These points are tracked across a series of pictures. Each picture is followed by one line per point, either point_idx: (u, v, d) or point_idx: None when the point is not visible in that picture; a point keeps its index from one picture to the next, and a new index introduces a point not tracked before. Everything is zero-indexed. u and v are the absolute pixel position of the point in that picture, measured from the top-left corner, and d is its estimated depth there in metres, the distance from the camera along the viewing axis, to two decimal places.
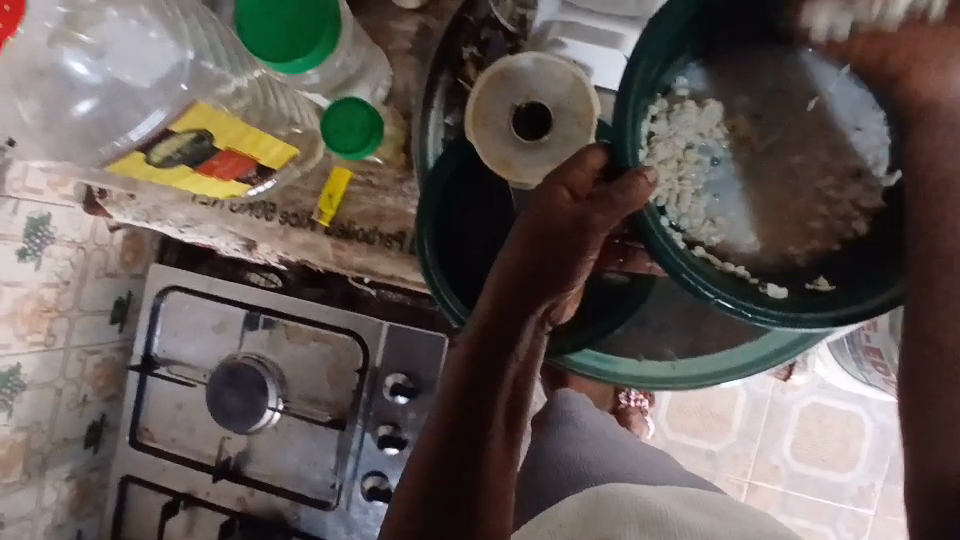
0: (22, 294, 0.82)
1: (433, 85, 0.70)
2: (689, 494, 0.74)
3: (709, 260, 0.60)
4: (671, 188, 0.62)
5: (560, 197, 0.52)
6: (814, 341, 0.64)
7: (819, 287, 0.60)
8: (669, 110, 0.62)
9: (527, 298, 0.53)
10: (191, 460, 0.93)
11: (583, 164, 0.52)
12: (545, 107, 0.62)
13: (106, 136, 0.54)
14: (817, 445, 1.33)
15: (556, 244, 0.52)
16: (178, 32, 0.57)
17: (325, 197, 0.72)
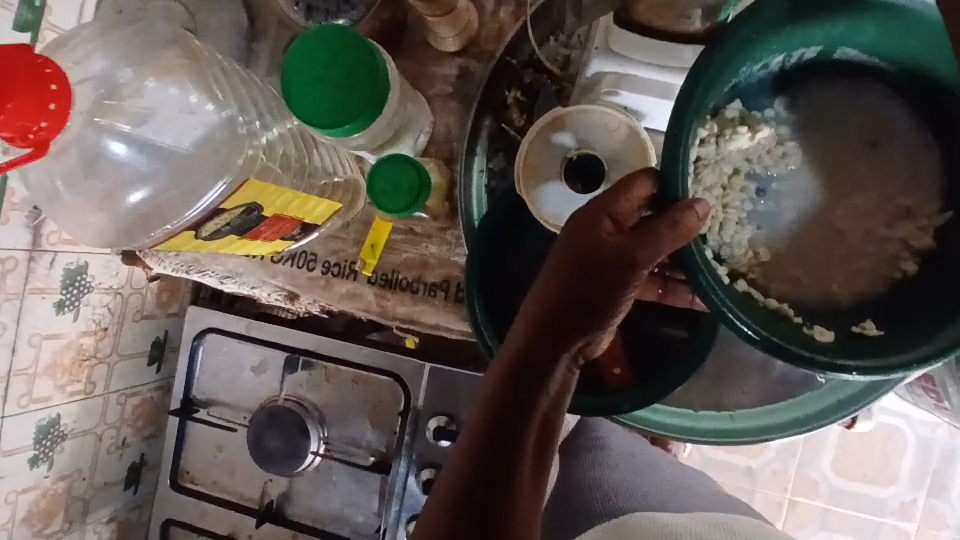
0: (61, 345, 0.81)
1: (477, 130, 0.68)
2: (714, 518, 0.70)
3: (751, 295, 0.53)
4: (715, 216, 0.55)
5: (602, 224, 0.44)
6: (881, 393, 0.63)
7: (866, 331, 0.53)
8: (718, 136, 0.53)
9: (560, 337, 0.43)
10: (234, 502, 0.92)
11: (628, 193, 0.45)
12: (597, 159, 0.60)
13: (153, 207, 0.53)
14: (857, 459, 1.30)
15: (599, 271, 0.43)
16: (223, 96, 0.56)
17: (367, 247, 0.71)
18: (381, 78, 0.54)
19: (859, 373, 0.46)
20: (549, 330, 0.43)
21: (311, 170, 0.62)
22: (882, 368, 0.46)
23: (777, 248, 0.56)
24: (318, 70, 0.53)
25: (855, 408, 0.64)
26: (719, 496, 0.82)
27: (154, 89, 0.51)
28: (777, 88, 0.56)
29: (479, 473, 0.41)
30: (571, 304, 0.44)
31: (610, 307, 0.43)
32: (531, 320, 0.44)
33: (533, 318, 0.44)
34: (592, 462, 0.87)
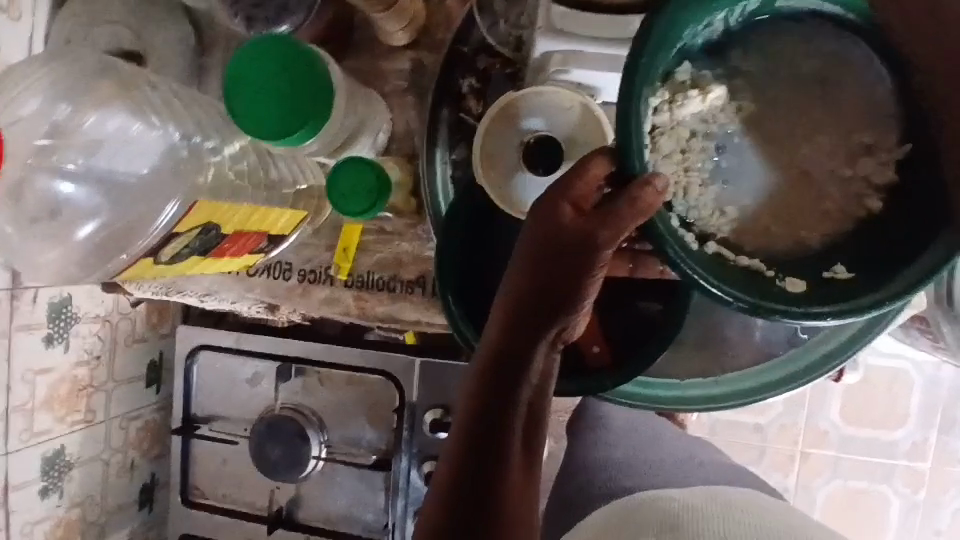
0: (56, 378, 0.82)
1: (436, 122, 0.67)
2: (724, 497, 0.66)
3: (721, 255, 0.52)
4: (680, 180, 0.53)
5: (561, 210, 0.44)
6: (866, 339, 0.63)
7: (838, 276, 0.52)
8: (671, 102, 0.52)
9: (533, 326, 0.45)
10: (244, 512, 0.93)
11: (583, 174, 0.44)
12: (556, 140, 0.59)
13: (115, 240, 0.52)
14: (865, 404, 1.30)
15: (561, 260, 0.44)
16: (173, 113, 0.56)
17: (339, 251, 0.71)
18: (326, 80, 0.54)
19: (833, 318, 0.46)
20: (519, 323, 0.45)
21: (276, 181, 0.61)
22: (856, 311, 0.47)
23: (747, 212, 0.54)
24: (267, 81, 0.52)
25: (838, 362, 0.64)
26: (726, 466, 0.82)
27: (97, 121, 0.51)
28: (730, 42, 0.55)
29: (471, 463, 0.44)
30: (540, 294, 0.45)
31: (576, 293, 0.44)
32: (504, 314, 0.45)
33: (506, 310, 0.46)
34: (593, 441, 0.87)
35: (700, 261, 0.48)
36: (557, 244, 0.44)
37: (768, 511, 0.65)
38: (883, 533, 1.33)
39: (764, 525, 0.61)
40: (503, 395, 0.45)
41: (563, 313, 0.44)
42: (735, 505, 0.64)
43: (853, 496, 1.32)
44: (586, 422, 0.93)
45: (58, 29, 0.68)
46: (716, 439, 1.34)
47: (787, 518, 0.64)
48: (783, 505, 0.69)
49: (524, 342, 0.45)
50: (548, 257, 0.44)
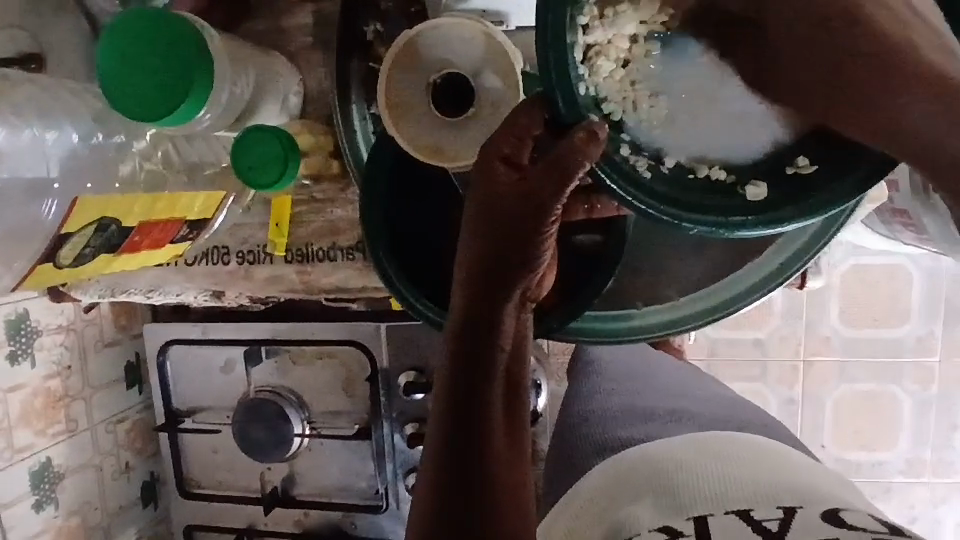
0: (28, 393, 0.82)
1: (346, 74, 0.62)
2: (724, 452, 0.64)
3: (681, 169, 0.44)
4: (626, 95, 0.44)
5: (497, 171, 0.43)
6: (820, 243, 0.59)
7: (800, 168, 0.44)
8: (603, 16, 0.41)
9: (495, 296, 0.45)
10: (241, 497, 0.94)
11: (515, 127, 0.42)
12: (464, 77, 0.55)
13: (18, 242, 0.48)
14: (866, 305, 1.26)
15: (507, 221, 0.43)
16: (59, 109, 0.48)
17: (273, 227, 0.68)
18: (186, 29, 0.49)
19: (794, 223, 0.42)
20: (481, 290, 0.45)
21: (191, 165, 0.58)
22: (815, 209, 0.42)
23: (705, 124, 0.45)
24: (130, 58, 0.48)
25: (802, 265, 0.60)
26: (714, 401, 0.82)
27: None
28: None
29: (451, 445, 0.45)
30: (495, 263, 0.44)
31: (529, 252, 0.43)
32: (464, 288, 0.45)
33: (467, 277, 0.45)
34: (582, 396, 0.88)
35: (649, 184, 0.42)
36: (500, 211, 0.43)
37: (774, 462, 0.63)
38: (896, 432, 1.30)
39: (765, 477, 0.59)
40: (477, 369, 0.46)
41: (523, 274, 0.44)
42: (735, 461, 0.62)
43: (861, 398, 1.30)
44: (583, 371, 0.93)
45: None
46: (715, 361, 1.31)
47: (787, 465, 0.63)
48: (779, 448, 0.67)
49: (489, 314, 0.45)
50: (496, 225, 0.44)
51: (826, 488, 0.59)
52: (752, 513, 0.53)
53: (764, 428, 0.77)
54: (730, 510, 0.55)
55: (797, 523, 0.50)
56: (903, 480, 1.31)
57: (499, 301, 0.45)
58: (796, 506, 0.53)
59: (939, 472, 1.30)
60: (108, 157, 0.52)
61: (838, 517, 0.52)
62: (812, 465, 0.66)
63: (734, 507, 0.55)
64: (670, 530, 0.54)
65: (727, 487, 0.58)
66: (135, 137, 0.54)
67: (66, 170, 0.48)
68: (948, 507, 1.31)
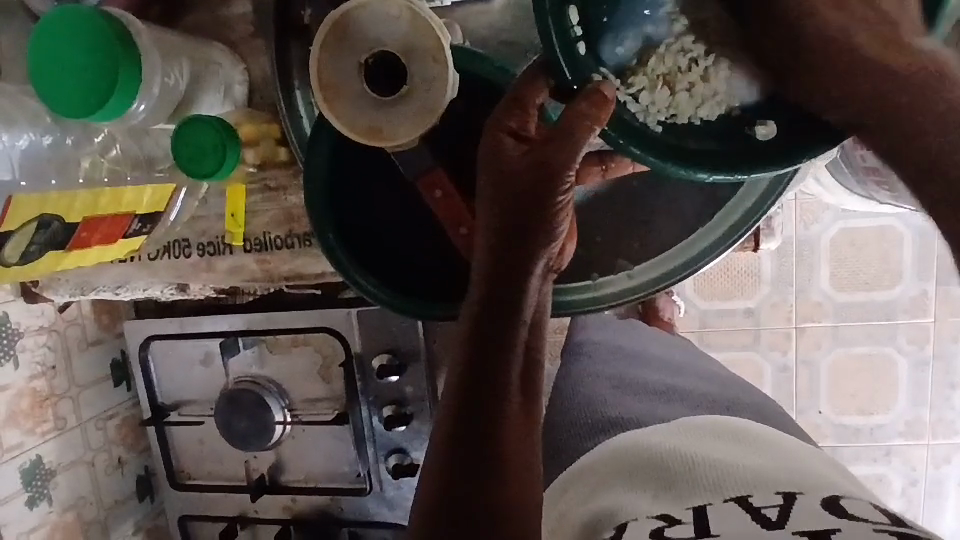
0: (13, 394, 0.84)
1: (286, 62, 0.63)
2: (738, 447, 0.58)
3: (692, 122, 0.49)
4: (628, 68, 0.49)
5: (506, 144, 0.48)
6: (777, 197, 0.59)
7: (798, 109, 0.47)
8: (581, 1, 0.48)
9: (516, 263, 0.48)
10: (230, 485, 0.96)
11: (524, 101, 0.49)
12: (395, 55, 0.54)
13: None
14: (857, 268, 1.19)
15: (524, 194, 0.47)
16: (5, 119, 0.51)
17: (229, 218, 0.68)
18: (75, 17, 0.49)
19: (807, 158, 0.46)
20: (505, 257, 0.48)
21: (149, 158, 0.60)
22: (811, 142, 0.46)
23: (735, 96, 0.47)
24: (61, 53, 0.49)
25: (755, 221, 0.60)
26: (703, 378, 0.82)
27: None
28: None
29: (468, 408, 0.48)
30: (514, 232, 0.48)
31: (548, 224, 0.48)
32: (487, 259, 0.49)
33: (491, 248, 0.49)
34: (565, 377, 0.86)
35: (642, 132, 0.48)
36: (515, 180, 0.47)
37: (790, 459, 0.57)
38: (894, 395, 1.24)
39: (764, 465, 0.54)
40: (497, 337, 0.49)
41: (542, 248, 0.49)
42: (743, 453, 0.57)
43: (856, 363, 1.23)
44: (571, 350, 0.91)
45: None
46: (708, 333, 1.24)
47: (791, 456, 0.58)
48: (804, 445, 0.63)
49: (509, 282, 0.49)
50: (509, 195, 0.47)
51: (832, 479, 0.53)
52: (750, 500, 0.48)
53: (751, 409, 0.74)
54: (729, 497, 0.50)
55: (798, 509, 0.46)
56: (903, 442, 1.25)
57: (523, 271, 0.49)
58: (795, 492, 0.49)
59: (939, 433, 1.24)
60: (61, 160, 0.55)
61: (838, 504, 0.47)
62: (813, 454, 0.61)
63: (733, 495, 0.50)
64: (668, 516, 0.49)
65: (728, 472, 0.53)
66: (94, 133, 0.57)
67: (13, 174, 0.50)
68: (950, 468, 1.25)
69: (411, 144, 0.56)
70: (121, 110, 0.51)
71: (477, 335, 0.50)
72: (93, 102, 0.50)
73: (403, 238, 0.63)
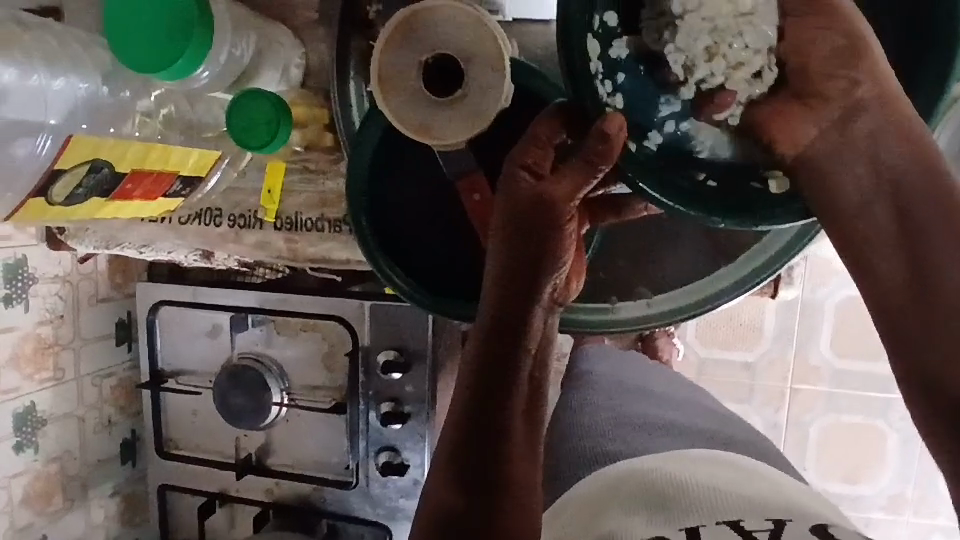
0: (19, 337, 0.85)
1: (344, 51, 0.65)
2: (731, 473, 0.60)
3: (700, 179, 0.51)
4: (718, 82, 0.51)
5: (522, 179, 0.52)
6: (800, 248, 0.60)
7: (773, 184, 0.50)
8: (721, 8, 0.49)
9: (522, 292, 0.53)
10: (216, 461, 0.96)
11: (537, 139, 0.52)
12: (453, 58, 0.56)
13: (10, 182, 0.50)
14: (858, 337, 1.20)
15: (532, 226, 0.52)
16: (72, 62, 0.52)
17: (265, 193, 0.70)
18: None
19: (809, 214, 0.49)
20: (513, 283, 0.53)
21: (198, 123, 0.62)
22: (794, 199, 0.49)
23: (763, 116, 0.50)
24: (153, 21, 0.51)
25: (776, 267, 0.61)
26: (704, 417, 0.82)
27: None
28: None
29: (479, 422, 0.53)
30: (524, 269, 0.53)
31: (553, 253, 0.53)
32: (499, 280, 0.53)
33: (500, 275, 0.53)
34: (566, 405, 0.87)
35: (655, 169, 0.51)
36: (530, 220, 0.52)
37: (780, 487, 0.59)
38: (880, 468, 1.24)
39: (760, 494, 0.55)
40: (505, 358, 0.53)
41: (544, 275, 0.53)
42: (735, 480, 0.58)
43: (848, 431, 1.23)
44: (573, 378, 0.92)
45: None
46: (704, 380, 1.25)
47: (780, 487, 0.59)
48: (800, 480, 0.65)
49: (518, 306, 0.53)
50: (522, 230, 0.52)
51: (811, 505, 0.55)
52: (742, 524, 0.50)
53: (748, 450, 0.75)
54: (721, 521, 0.51)
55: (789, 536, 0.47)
56: (882, 516, 1.25)
57: (531, 298, 0.53)
58: (784, 519, 0.51)
59: (919, 512, 1.24)
60: (115, 109, 0.56)
61: (826, 531, 0.49)
62: (802, 489, 0.61)
63: (724, 519, 0.51)
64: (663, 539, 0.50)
65: (716, 498, 0.54)
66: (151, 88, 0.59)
67: (74, 116, 0.52)
68: None
69: (458, 147, 0.58)
70: (195, 67, 0.53)
71: (488, 351, 0.54)
72: (172, 57, 0.51)
73: (434, 238, 0.64)
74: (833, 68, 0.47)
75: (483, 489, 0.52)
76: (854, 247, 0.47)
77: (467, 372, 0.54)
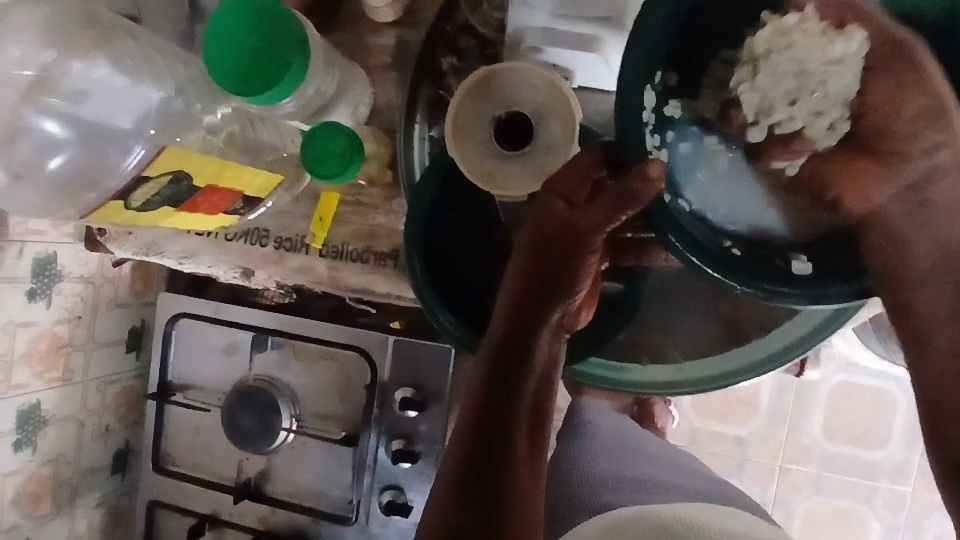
0: (36, 333, 0.83)
1: (415, 96, 0.68)
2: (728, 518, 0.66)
3: (733, 249, 0.50)
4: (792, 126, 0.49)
5: (554, 207, 0.54)
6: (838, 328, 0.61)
7: (802, 265, 0.49)
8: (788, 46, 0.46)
9: (537, 309, 0.55)
10: (213, 482, 0.94)
11: (575, 170, 0.53)
12: (525, 116, 0.60)
13: (91, 184, 0.53)
14: (849, 422, 1.22)
15: (554, 250, 0.55)
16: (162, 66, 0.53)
17: (316, 220, 0.72)
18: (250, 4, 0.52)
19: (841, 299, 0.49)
20: (531, 299, 0.56)
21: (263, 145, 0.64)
22: (832, 282, 0.49)
23: (833, 169, 0.51)
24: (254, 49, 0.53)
25: (809, 347, 0.63)
26: (702, 474, 0.84)
27: (83, 70, 0.51)
28: None
29: (486, 431, 0.52)
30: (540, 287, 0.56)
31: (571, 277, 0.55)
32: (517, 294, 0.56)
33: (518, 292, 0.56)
34: (561, 455, 0.87)
35: (688, 228, 0.49)
36: (552, 242, 0.55)
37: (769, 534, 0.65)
38: None
39: None
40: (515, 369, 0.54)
41: (559, 298, 0.56)
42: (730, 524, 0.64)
43: (832, 515, 1.24)
44: (572, 429, 0.92)
45: None
46: (695, 450, 1.26)
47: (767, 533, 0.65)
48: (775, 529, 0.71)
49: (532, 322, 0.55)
50: (546, 253, 0.56)
51: None
52: None
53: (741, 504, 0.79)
54: None
55: None
56: None
57: (542, 315, 0.56)
58: None
59: None
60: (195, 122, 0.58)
61: None
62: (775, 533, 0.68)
63: None
64: None
65: None
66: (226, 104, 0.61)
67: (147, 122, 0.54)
68: None
69: (518, 198, 0.61)
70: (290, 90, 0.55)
71: (499, 362, 0.55)
72: (273, 83, 0.54)
73: (479, 280, 0.67)
74: (916, 128, 0.49)
75: (483, 505, 0.49)
76: (906, 306, 0.52)
77: (477, 379, 0.56)
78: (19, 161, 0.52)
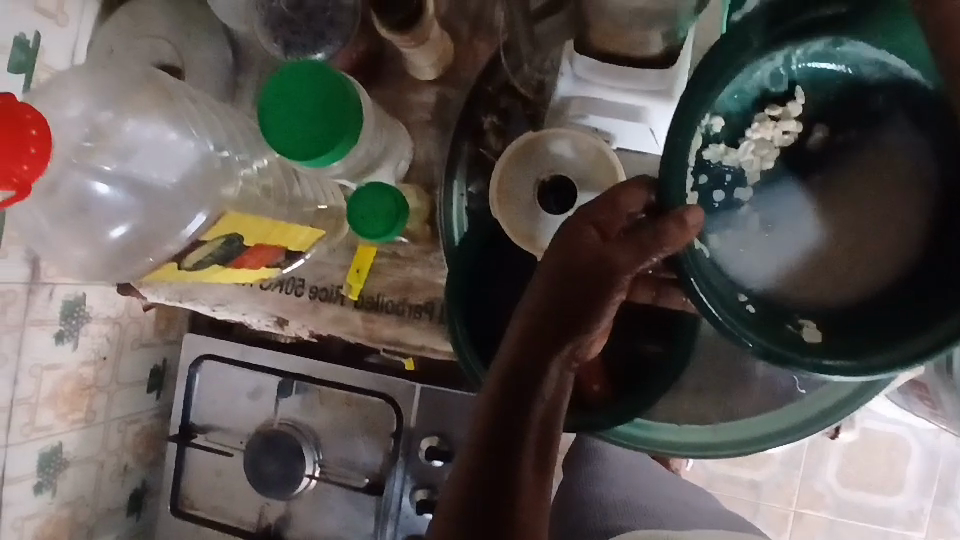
0: (61, 376, 0.82)
1: (456, 154, 0.69)
2: None
3: (747, 305, 0.44)
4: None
5: (587, 235, 0.44)
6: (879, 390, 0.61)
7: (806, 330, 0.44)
8: None
9: (549, 354, 0.42)
10: (233, 527, 0.93)
11: (614, 204, 0.44)
12: (569, 180, 0.60)
13: (150, 247, 0.54)
14: (863, 469, 1.22)
15: (579, 284, 0.43)
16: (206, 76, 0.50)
17: (353, 272, 0.72)
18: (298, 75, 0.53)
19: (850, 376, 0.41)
20: (544, 340, 0.42)
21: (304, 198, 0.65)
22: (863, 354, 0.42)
23: None
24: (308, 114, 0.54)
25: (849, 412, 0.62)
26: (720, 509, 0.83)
27: (136, 128, 0.52)
28: None
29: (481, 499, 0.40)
30: (561, 312, 0.43)
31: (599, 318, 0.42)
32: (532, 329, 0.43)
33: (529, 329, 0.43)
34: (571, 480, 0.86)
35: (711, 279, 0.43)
36: (582, 272, 0.43)
37: None
38: None
39: None
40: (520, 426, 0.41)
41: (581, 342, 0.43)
42: None
43: None
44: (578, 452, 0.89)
45: (103, 40, 0.70)
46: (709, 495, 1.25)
47: None
48: None
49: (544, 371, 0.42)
50: (574, 284, 0.43)
51: None
52: None
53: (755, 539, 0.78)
54: None
55: None
56: None
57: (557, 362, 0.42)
58: None
59: None
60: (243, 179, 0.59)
61: None
62: None
63: None
64: None
65: None
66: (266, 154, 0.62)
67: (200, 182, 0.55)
68: None
69: None
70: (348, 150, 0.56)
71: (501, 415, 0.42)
72: (334, 148, 0.54)
73: None
74: None
75: None
76: None
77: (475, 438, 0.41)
78: (76, 229, 0.51)
